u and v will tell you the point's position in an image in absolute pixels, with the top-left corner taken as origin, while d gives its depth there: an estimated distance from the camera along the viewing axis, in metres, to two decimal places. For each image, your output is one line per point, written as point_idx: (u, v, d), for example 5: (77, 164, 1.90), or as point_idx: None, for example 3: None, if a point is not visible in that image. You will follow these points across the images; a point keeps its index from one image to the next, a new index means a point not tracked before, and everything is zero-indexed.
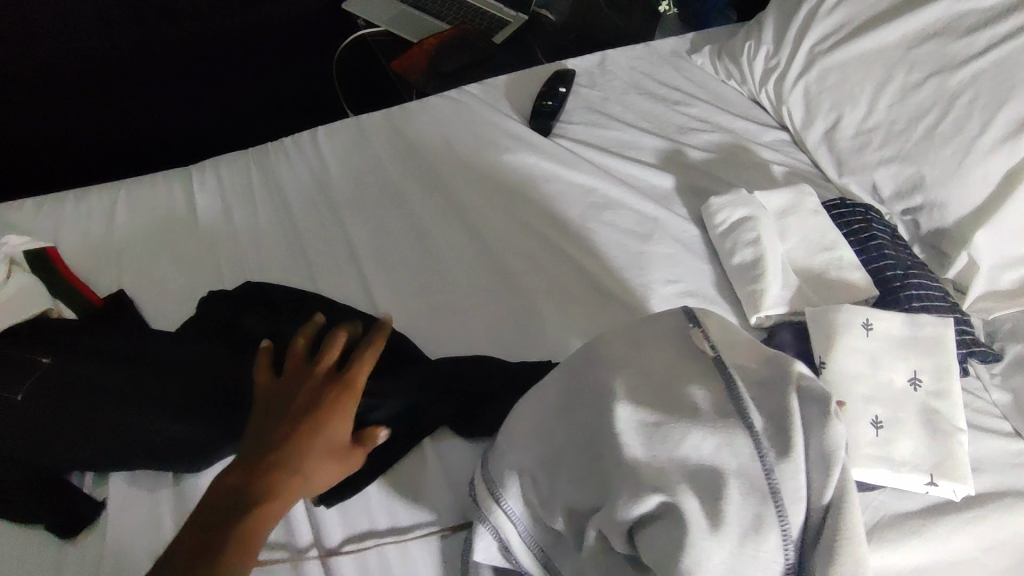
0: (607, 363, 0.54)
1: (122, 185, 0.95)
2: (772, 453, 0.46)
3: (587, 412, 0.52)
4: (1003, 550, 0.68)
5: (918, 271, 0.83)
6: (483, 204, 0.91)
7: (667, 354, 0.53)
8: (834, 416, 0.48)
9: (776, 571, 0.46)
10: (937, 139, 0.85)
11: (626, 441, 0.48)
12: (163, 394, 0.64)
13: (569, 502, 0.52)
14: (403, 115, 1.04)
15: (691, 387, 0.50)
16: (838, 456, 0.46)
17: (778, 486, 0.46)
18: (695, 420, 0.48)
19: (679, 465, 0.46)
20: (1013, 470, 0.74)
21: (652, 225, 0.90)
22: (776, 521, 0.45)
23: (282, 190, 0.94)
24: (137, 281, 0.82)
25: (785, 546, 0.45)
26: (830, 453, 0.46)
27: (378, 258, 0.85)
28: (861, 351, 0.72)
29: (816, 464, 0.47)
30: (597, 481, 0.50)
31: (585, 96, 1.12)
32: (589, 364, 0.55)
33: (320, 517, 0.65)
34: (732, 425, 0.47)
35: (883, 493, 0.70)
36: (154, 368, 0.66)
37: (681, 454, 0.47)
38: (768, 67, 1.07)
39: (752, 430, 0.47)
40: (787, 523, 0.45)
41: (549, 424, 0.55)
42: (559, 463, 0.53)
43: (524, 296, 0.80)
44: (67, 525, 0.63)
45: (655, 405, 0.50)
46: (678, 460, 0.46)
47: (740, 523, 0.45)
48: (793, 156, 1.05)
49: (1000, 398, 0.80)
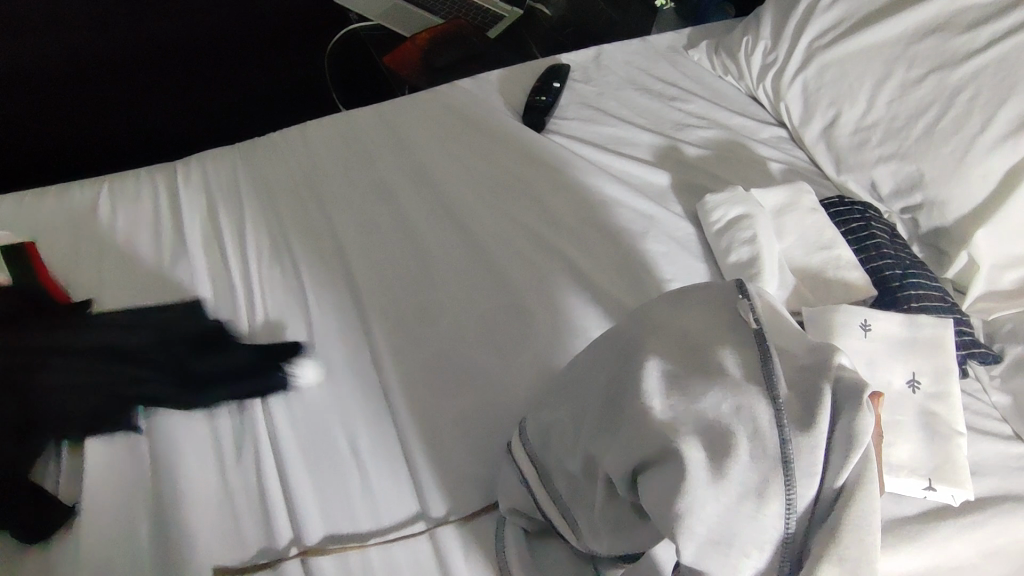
0: (638, 329, 0.50)
1: (107, 180, 0.93)
2: (792, 425, 0.42)
3: (612, 367, 0.49)
4: (1002, 556, 0.67)
5: (918, 270, 0.82)
6: (474, 200, 0.89)
7: (705, 323, 0.48)
8: (864, 410, 0.42)
9: (770, 540, 0.41)
10: (936, 137, 0.83)
11: (646, 389, 0.44)
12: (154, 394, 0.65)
13: (584, 449, 0.49)
14: (394, 110, 1.03)
15: (724, 353, 0.46)
16: (862, 443, 0.41)
17: (792, 459, 0.41)
18: (717, 382, 0.44)
19: (693, 418, 0.43)
20: (1013, 474, 0.72)
21: (647, 223, 0.88)
22: (782, 492, 0.40)
23: (269, 186, 0.92)
24: (118, 278, 0.81)
25: (786, 518, 0.41)
26: (853, 440, 0.41)
27: (367, 255, 0.83)
28: (859, 352, 0.70)
29: (836, 448, 0.42)
30: (608, 430, 0.46)
31: (580, 91, 1.10)
32: (628, 325, 0.51)
33: (302, 517, 0.63)
34: (754, 392, 0.43)
35: (880, 497, 0.69)
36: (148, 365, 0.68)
37: (697, 410, 0.43)
38: (766, 62, 1.05)
39: (777, 399, 0.42)
40: (793, 495, 0.41)
41: (577, 384, 0.53)
42: (580, 416, 0.50)
43: (514, 294, 0.79)
44: (36, 530, 0.60)
45: (681, 364, 0.46)
46: (695, 413, 0.43)
47: (741, 481, 0.41)
48: (790, 154, 1.03)
49: (999, 400, 0.78)
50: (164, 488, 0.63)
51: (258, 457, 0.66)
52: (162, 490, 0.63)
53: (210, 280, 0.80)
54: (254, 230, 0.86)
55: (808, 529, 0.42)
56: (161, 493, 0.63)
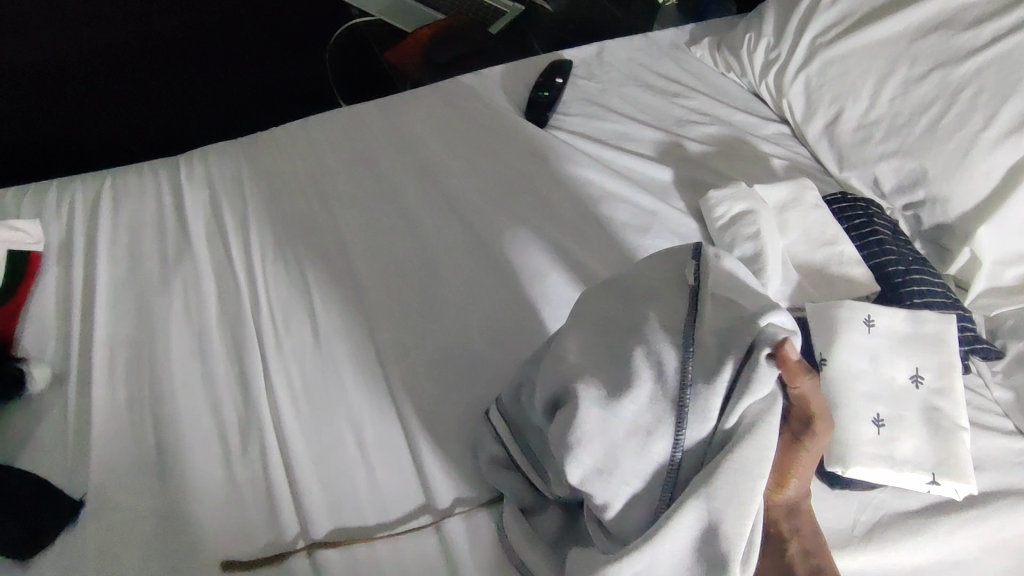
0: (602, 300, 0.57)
1: (109, 175, 0.93)
2: (694, 374, 0.48)
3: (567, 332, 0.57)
4: (1005, 550, 0.67)
5: (920, 266, 0.82)
6: (477, 196, 0.89)
7: (654, 299, 0.53)
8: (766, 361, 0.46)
9: (654, 470, 0.49)
10: (939, 134, 0.83)
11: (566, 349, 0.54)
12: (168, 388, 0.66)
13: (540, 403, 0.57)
14: (397, 106, 1.03)
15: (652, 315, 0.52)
16: (753, 386, 0.46)
17: (683, 404, 0.48)
18: (635, 340, 0.50)
19: (605, 366, 0.51)
20: (1014, 468, 0.73)
21: (651, 219, 0.88)
22: (668, 432, 0.48)
23: (272, 182, 0.92)
24: (122, 275, 0.80)
25: (672, 452, 0.48)
26: (746, 383, 0.46)
27: (370, 250, 0.83)
28: (862, 347, 0.71)
29: (735, 391, 0.47)
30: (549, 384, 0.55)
31: (583, 87, 1.10)
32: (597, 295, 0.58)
33: (308, 512, 0.63)
34: (663, 346, 0.49)
35: (884, 492, 0.69)
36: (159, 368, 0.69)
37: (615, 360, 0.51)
38: (769, 59, 1.05)
39: (685, 350, 0.48)
40: (680, 433, 0.48)
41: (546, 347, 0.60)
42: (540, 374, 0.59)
43: (518, 289, 0.79)
44: (33, 540, 0.58)
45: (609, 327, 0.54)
46: (609, 363, 0.51)
47: (631, 420, 0.48)
48: (792, 150, 1.03)
49: (1001, 396, 0.79)
50: (169, 485, 0.63)
51: (264, 451, 0.66)
52: (168, 487, 0.63)
53: (214, 274, 0.80)
54: (258, 225, 0.86)
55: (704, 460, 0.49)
56: (168, 489, 0.63)
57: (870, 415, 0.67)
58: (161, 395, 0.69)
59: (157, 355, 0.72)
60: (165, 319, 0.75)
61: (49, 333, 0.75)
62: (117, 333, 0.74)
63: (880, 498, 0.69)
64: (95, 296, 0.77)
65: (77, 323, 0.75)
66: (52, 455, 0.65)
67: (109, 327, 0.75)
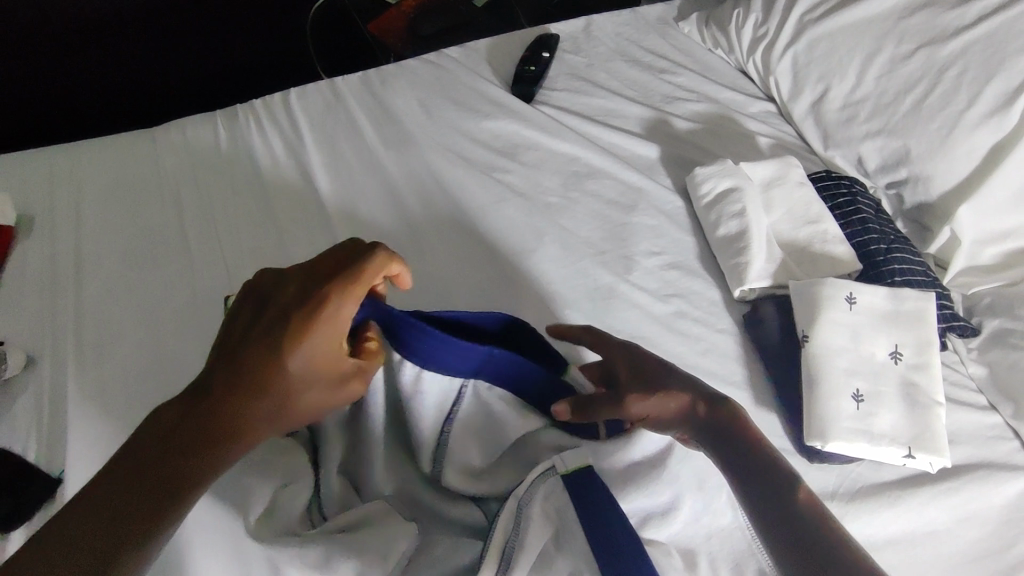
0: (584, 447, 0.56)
1: (81, 148, 0.90)
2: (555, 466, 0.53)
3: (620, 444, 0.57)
4: (977, 521, 0.69)
5: (902, 245, 0.83)
6: (462, 171, 0.88)
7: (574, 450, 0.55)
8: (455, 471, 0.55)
9: (529, 508, 0.51)
10: (924, 113, 0.83)
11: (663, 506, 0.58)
12: (168, 376, 0.68)
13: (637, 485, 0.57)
14: (380, 79, 1.00)
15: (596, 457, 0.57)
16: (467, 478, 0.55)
17: (531, 487, 0.53)
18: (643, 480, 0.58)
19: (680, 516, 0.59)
20: (985, 443, 0.75)
21: (637, 196, 0.88)
22: (526, 492, 0.52)
23: (252, 153, 0.90)
24: (99, 249, 0.78)
25: (520, 503, 0.52)
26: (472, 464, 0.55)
27: (354, 227, 0.82)
28: (843, 325, 0.72)
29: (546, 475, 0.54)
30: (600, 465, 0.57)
31: (569, 61, 1.08)
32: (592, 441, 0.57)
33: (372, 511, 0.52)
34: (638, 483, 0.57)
35: (861, 465, 0.71)
36: (153, 352, 0.70)
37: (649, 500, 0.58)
38: (757, 36, 1.04)
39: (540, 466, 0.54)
40: (525, 491, 0.52)
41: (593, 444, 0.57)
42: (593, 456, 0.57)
43: (504, 267, 0.78)
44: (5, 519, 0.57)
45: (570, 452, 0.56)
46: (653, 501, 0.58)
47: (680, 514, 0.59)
48: (779, 129, 1.03)
49: (975, 371, 0.80)
50: None
51: None
52: None
53: (194, 251, 0.79)
54: (238, 201, 0.84)
55: (520, 517, 0.51)
56: None
57: (849, 391, 0.69)
58: (138, 371, 0.68)
59: (135, 334, 0.71)
60: (146, 298, 0.74)
61: (18, 308, 0.73)
62: (93, 309, 0.73)
63: (856, 472, 0.70)
64: (69, 274, 0.76)
65: (51, 300, 0.74)
66: (26, 432, 0.64)
67: (83, 302, 0.74)
